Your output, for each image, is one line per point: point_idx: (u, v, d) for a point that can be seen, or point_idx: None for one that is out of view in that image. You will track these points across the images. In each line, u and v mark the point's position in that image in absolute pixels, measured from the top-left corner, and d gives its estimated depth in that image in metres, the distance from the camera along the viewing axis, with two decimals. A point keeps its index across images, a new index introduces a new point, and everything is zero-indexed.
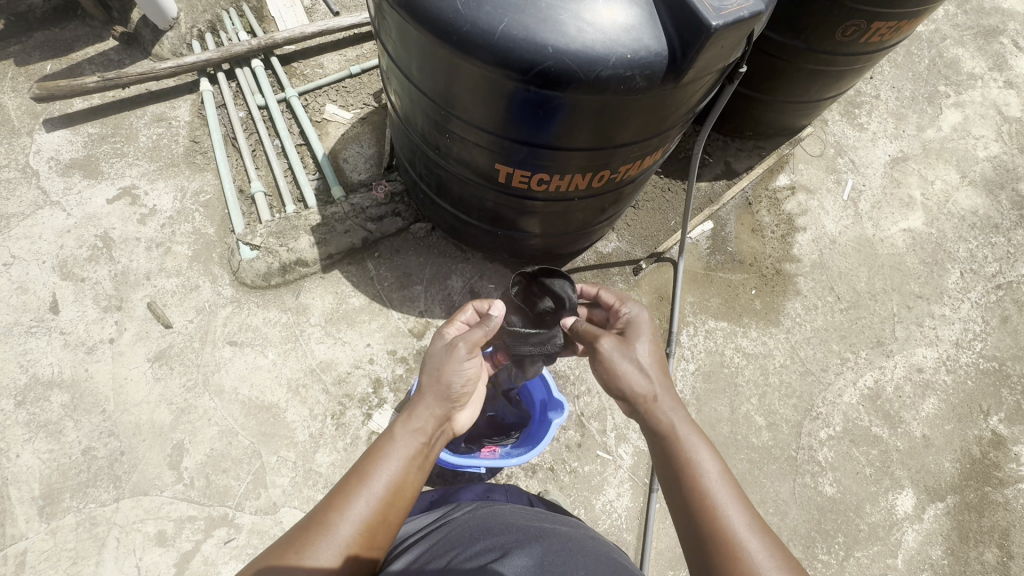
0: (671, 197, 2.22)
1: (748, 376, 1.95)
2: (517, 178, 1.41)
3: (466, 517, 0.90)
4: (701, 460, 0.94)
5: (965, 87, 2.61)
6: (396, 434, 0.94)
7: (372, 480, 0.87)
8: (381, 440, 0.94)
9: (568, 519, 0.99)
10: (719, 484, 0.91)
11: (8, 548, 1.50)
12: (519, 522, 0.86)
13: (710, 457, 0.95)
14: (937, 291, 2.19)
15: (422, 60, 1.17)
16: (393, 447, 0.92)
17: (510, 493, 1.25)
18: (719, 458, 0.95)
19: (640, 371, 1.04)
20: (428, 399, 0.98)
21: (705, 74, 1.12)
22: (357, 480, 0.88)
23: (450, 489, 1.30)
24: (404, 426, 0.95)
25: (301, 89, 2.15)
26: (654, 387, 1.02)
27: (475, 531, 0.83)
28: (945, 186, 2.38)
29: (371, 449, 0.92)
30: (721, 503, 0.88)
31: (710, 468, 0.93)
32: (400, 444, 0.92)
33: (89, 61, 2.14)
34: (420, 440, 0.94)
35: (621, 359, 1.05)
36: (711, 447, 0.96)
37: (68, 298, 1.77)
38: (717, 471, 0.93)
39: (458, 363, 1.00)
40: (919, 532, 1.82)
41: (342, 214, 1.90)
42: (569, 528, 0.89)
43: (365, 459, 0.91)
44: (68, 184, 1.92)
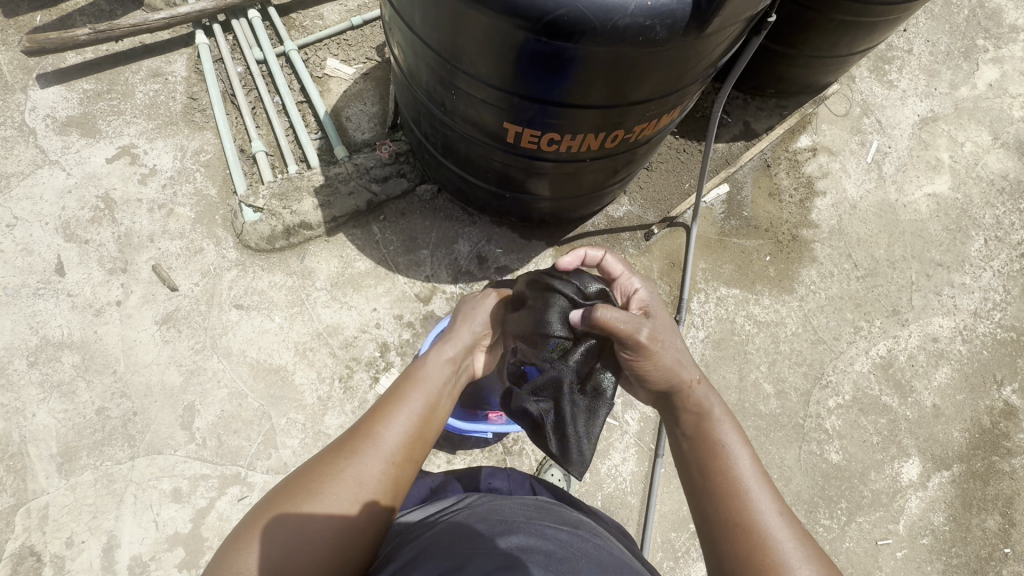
0: (686, 159, 2.13)
1: (758, 344, 1.92)
2: (527, 139, 1.35)
3: (466, 511, 0.86)
4: (751, 487, 0.87)
5: (1005, 41, 2.44)
6: (431, 360, 1.00)
7: (411, 399, 0.92)
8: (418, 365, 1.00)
9: (569, 510, 0.93)
10: (772, 516, 0.84)
11: (30, 502, 1.55)
12: (523, 518, 0.81)
13: (760, 485, 0.88)
14: (959, 259, 2.12)
15: (427, 9, 1.10)
16: (429, 373, 0.97)
17: (513, 477, 1.18)
18: (770, 483, 0.88)
19: (680, 360, 1.01)
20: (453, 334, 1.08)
21: (731, 23, 1.04)
22: (394, 398, 0.92)
23: (451, 473, 1.20)
24: (438, 354, 1.01)
25: (301, 43, 2.05)
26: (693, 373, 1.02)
27: (479, 526, 0.78)
28: (976, 148, 2.27)
29: (405, 376, 0.97)
30: (773, 537, 0.82)
31: (762, 497, 0.86)
32: (437, 367, 0.99)
33: (79, 12, 2.04)
34: (453, 367, 1.01)
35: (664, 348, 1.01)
36: (762, 472, 0.89)
37: (73, 260, 1.76)
38: (768, 501, 0.86)
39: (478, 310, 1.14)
40: (922, 499, 1.83)
41: (345, 174, 1.85)
42: (574, 525, 0.84)
43: (406, 380, 0.96)
44: (66, 143, 1.87)
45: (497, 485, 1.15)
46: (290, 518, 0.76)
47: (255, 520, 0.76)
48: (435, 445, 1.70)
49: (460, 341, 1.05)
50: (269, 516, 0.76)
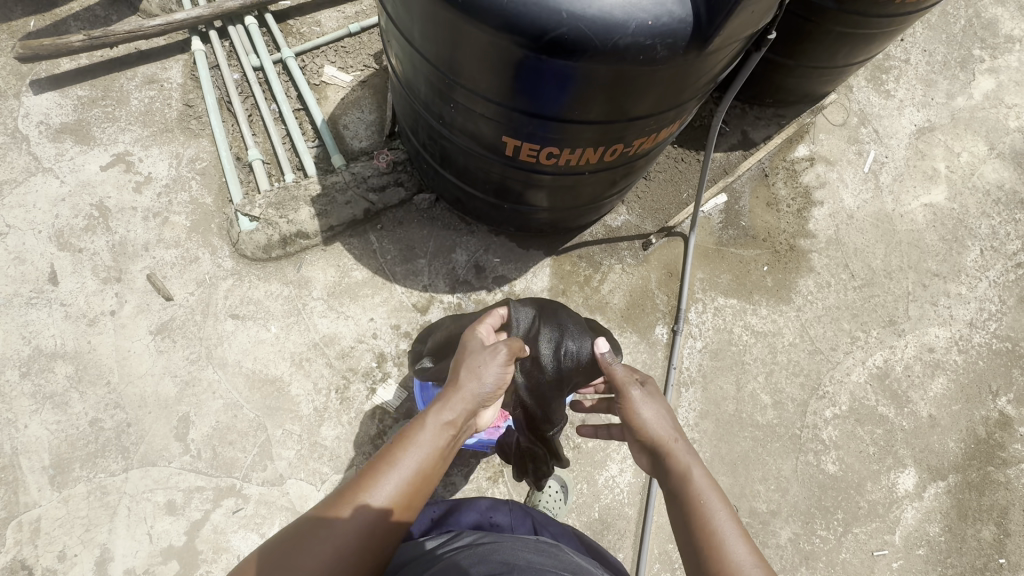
0: (684, 169, 2.13)
1: (755, 354, 1.92)
2: (525, 152, 1.34)
3: (467, 551, 0.84)
4: (730, 540, 0.81)
5: (1001, 51, 2.45)
6: (425, 420, 0.89)
7: (399, 465, 0.84)
8: (409, 428, 0.88)
9: (571, 554, 0.90)
10: (749, 567, 0.77)
11: (22, 515, 1.54)
12: (525, 561, 0.79)
13: (740, 537, 0.81)
14: (954, 269, 2.12)
15: (425, 23, 1.09)
16: (422, 436, 0.87)
17: (514, 512, 1.14)
18: (749, 536, 0.81)
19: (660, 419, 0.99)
20: (462, 396, 0.93)
21: (731, 42, 1.04)
22: (382, 463, 0.84)
23: (454, 503, 1.15)
24: (434, 416, 0.89)
25: (298, 50, 2.04)
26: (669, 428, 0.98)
27: (479, 567, 0.77)
28: (972, 158, 2.28)
29: (396, 436, 0.88)
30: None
31: (741, 552, 0.79)
32: (432, 430, 0.88)
33: (73, 17, 2.03)
34: (449, 431, 0.89)
35: (642, 411, 1.01)
36: (740, 523, 0.83)
37: (66, 269, 1.74)
38: (746, 553, 0.79)
39: (498, 371, 0.98)
40: (918, 509, 1.84)
41: (342, 184, 1.84)
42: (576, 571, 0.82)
43: (397, 444, 0.86)
44: (60, 150, 1.85)
45: (499, 519, 1.11)
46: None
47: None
48: None
49: (461, 404, 0.92)
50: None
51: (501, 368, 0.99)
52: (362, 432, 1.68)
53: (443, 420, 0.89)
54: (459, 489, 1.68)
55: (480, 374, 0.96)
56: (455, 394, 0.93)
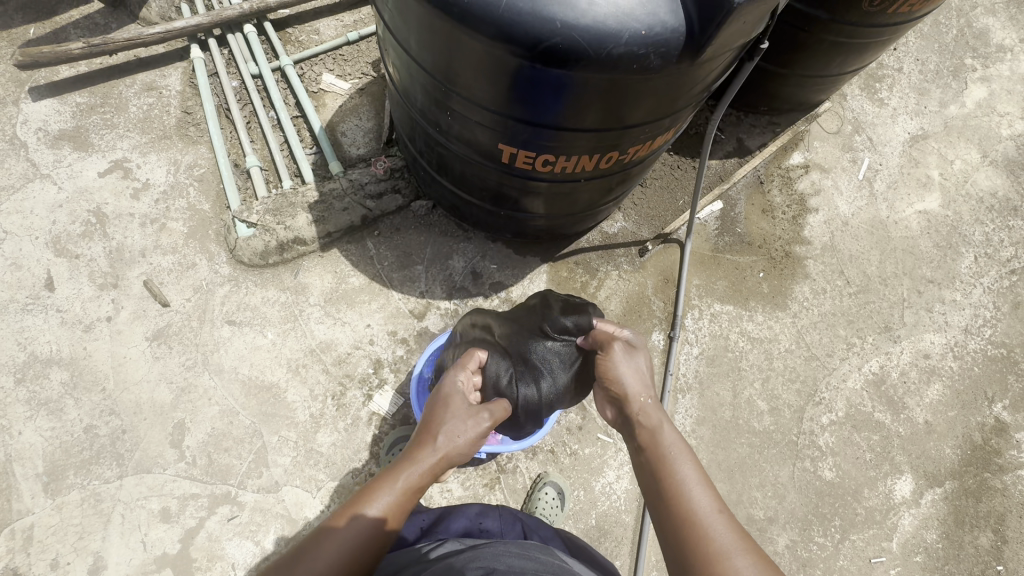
0: (680, 176, 2.15)
1: (752, 361, 1.93)
2: (521, 159, 1.35)
3: (451, 558, 0.84)
4: (691, 488, 0.85)
5: (993, 60, 2.48)
6: (393, 479, 0.89)
7: (360, 522, 0.83)
8: (375, 484, 0.89)
9: (559, 557, 0.90)
10: (711, 511, 0.82)
11: (14, 523, 1.53)
12: (506, 564, 0.80)
13: (702, 486, 0.86)
14: (949, 276, 2.14)
15: (422, 33, 1.10)
16: (385, 497, 0.87)
17: (504, 517, 1.14)
18: (711, 484, 0.86)
19: (637, 378, 1.05)
20: (434, 459, 0.93)
21: (724, 51, 1.05)
22: (344, 518, 0.83)
23: (443, 511, 1.16)
24: (403, 475, 0.90)
25: (296, 57, 2.05)
26: (645, 391, 1.04)
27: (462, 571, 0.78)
28: (965, 166, 2.30)
29: (362, 490, 0.88)
30: (714, 532, 0.79)
31: (704, 497, 0.84)
32: (398, 491, 0.88)
33: (73, 25, 2.04)
34: (413, 496, 0.90)
35: (621, 362, 1.08)
36: (703, 473, 0.88)
37: (62, 275, 1.74)
38: (708, 498, 0.84)
39: (472, 438, 0.98)
40: (915, 516, 1.83)
41: (339, 190, 1.84)
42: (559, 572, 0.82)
43: (360, 499, 0.86)
44: (58, 157, 1.86)
45: (489, 525, 1.11)
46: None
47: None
48: None
49: (430, 467, 0.92)
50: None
51: (477, 437, 0.99)
52: (358, 439, 1.67)
53: (410, 481, 0.90)
54: (455, 496, 1.67)
55: (453, 439, 0.96)
56: (427, 455, 0.93)
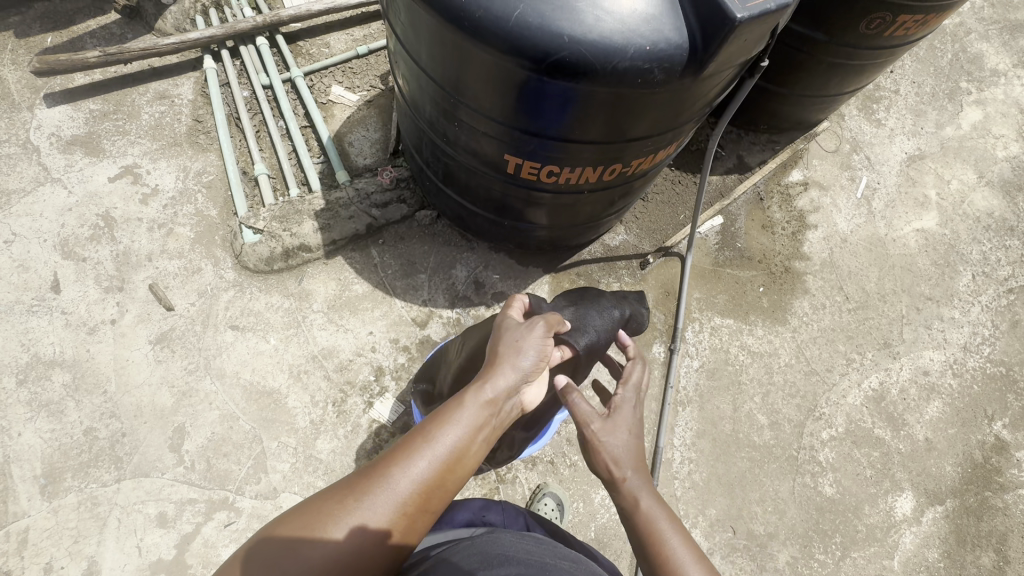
0: (681, 191, 2.18)
1: (752, 374, 1.93)
2: (526, 170, 1.38)
3: (463, 543, 0.84)
4: (682, 562, 0.83)
5: (988, 84, 2.54)
6: (465, 399, 0.87)
7: (436, 442, 0.82)
8: (449, 403, 0.88)
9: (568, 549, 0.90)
10: None
11: (10, 525, 1.52)
12: (523, 553, 0.80)
13: (692, 560, 0.84)
14: (947, 293, 2.15)
15: (432, 45, 1.13)
16: (461, 414, 0.85)
17: (507, 512, 1.14)
18: (700, 553, 0.85)
19: (622, 456, 0.92)
20: (503, 372, 0.92)
21: (726, 68, 1.08)
22: (419, 438, 0.82)
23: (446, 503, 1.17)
24: (474, 394, 0.88)
25: (307, 70, 2.10)
26: (630, 466, 0.91)
27: (471, 560, 0.76)
28: (961, 186, 2.33)
29: (433, 413, 0.86)
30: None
31: (692, 568, 0.82)
32: (472, 408, 0.86)
33: (90, 34, 2.09)
34: (489, 410, 0.88)
35: (605, 445, 0.93)
36: (693, 544, 0.86)
37: (69, 278, 1.76)
38: (697, 569, 0.82)
39: (536, 347, 0.98)
40: (916, 534, 1.82)
41: (346, 199, 1.87)
42: (572, 561, 0.83)
43: (435, 418, 0.85)
44: (70, 161, 1.89)
45: (492, 518, 1.11)
46: (293, 556, 0.69)
47: (259, 550, 0.71)
48: None
49: (502, 380, 0.91)
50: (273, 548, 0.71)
51: (539, 340, 0.99)
52: (358, 446, 1.67)
53: (483, 400, 0.87)
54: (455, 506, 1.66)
55: (521, 347, 0.97)
56: (497, 368, 0.92)
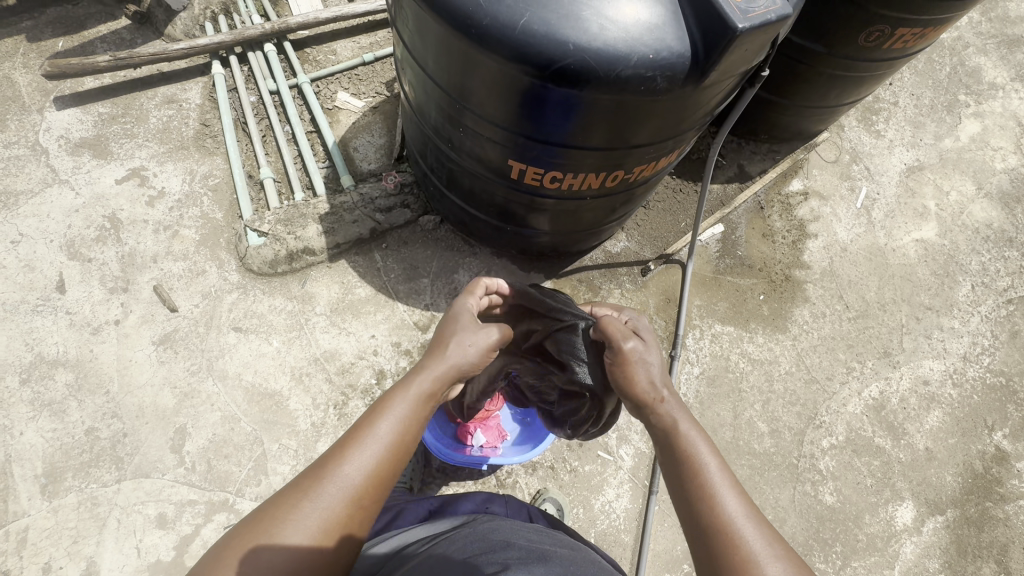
0: (682, 199, 2.20)
1: (752, 382, 1.94)
2: (529, 176, 1.39)
3: (466, 530, 0.87)
4: (720, 489, 0.84)
5: (986, 97, 2.57)
6: (403, 391, 0.92)
7: (375, 432, 0.85)
8: (388, 394, 0.92)
9: (568, 539, 0.93)
10: (742, 516, 0.81)
11: (9, 524, 1.52)
12: (523, 539, 0.82)
13: (728, 487, 0.85)
14: (947, 303, 2.16)
15: (439, 51, 1.15)
16: (398, 403, 0.90)
17: (510, 504, 1.19)
18: (739, 486, 0.85)
19: (655, 375, 1.03)
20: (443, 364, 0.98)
21: (727, 77, 1.10)
22: (358, 433, 0.85)
23: (450, 498, 1.22)
24: (412, 385, 0.93)
25: (313, 76, 2.13)
26: (663, 389, 1.00)
27: (474, 545, 0.79)
28: (960, 198, 2.35)
29: (373, 404, 0.90)
30: (744, 537, 0.78)
31: (731, 500, 0.83)
32: (408, 399, 0.91)
33: (101, 39, 2.12)
34: (426, 402, 0.93)
35: (643, 361, 1.04)
36: (729, 474, 0.87)
37: (75, 278, 1.77)
38: (736, 501, 0.83)
39: (479, 348, 1.03)
40: (917, 544, 1.81)
41: (350, 204, 1.89)
42: (571, 549, 0.85)
43: (375, 410, 0.89)
44: (78, 163, 1.91)
45: (495, 510, 1.16)
46: (248, 562, 0.71)
47: (214, 559, 0.72)
48: (427, 476, 1.68)
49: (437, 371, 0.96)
50: (227, 558, 0.71)
51: (482, 340, 1.03)
52: None
53: (419, 395, 0.92)
54: None
55: (462, 348, 1.01)
56: (433, 366, 0.97)
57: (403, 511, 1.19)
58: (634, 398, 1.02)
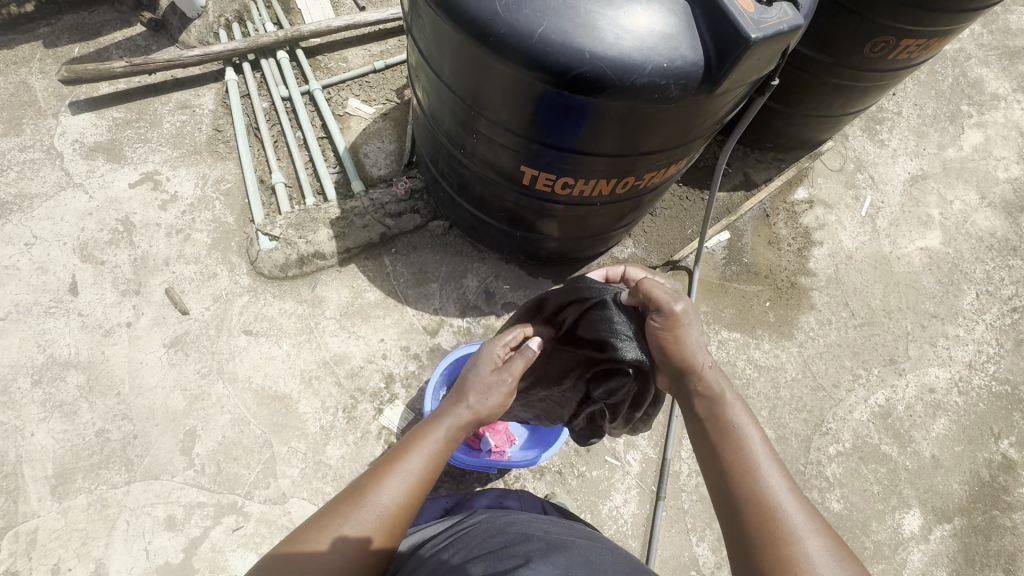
0: (689, 206, 2.22)
1: (759, 389, 1.95)
2: (541, 181, 1.41)
3: (482, 525, 0.88)
4: (762, 462, 0.86)
5: (988, 108, 2.59)
6: (430, 430, 0.92)
7: (405, 466, 0.87)
8: (418, 430, 0.93)
9: (586, 527, 0.93)
10: (781, 488, 0.83)
11: (19, 525, 1.52)
12: (540, 530, 0.83)
13: (769, 461, 0.86)
14: (952, 311, 2.17)
15: (455, 59, 1.17)
16: (425, 442, 0.90)
17: (524, 498, 1.20)
18: (781, 461, 0.86)
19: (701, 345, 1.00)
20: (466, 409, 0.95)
21: (738, 86, 1.13)
22: (389, 465, 0.87)
23: (464, 495, 1.25)
24: (439, 424, 0.93)
25: (325, 83, 2.16)
26: (708, 358, 0.99)
27: (492, 539, 0.80)
28: (964, 207, 2.37)
29: (402, 439, 0.91)
30: (785, 513, 0.80)
31: (773, 476, 0.84)
32: (435, 437, 0.91)
33: (116, 45, 2.15)
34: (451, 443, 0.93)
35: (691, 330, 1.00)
36: (769, 448, 0.88)
37: (87, 281, 1.79)
38: (778, 476, 0.84)
39: (497, 395, 0.97)
40: (924, 552, 1.81)
41: (361, 209, 1.91)
42: (590, 537, 0.85)
43: (405, 444, 0.90)
44: (92, 167, 1.93)
45: (510, 505, 1.17)
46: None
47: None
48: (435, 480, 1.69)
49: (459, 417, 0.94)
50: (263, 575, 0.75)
51: (498, 388, 0.97)
52: (367, 452, 1.68)
53: (446, 437, 0.92)
54: None
55: (482, 395, 0.96)
56: (458, 412, 0.94)
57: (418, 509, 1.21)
58: (677, 365, 0.99)
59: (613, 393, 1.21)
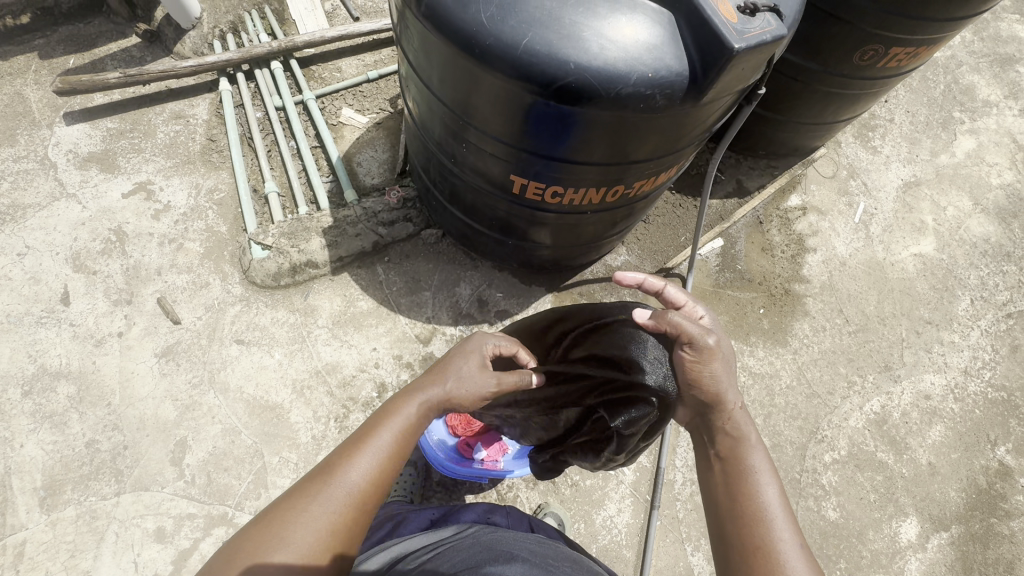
0: (682, 213, 2.22)
1: (753, 396, 1.94)
2: (531, 190, 1.41)
3: (467, 542, 0.86)
4: (773, 513, 0.84)
5: (980, 114, 2.60)
6: (404, 406, 0.93)
7: (377, 440, 0.87)
8: (390, 407, 0.93)
9: (572, 551, 0.91)
10: (790, 542, 0.80)
11: (7, 538, 1.51)
12: (524, 551, 0.81)
13: (783, 515, 0.84)
14: (946, 317, 2.17)
15: (444, 69, 1.18)
16: (398, 417, 0.91)
17: (511, 515, 1.18)
18: (795, 518, 0.83)
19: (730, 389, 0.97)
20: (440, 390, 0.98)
21: (724, 95, 1.13)
22: (360, 441, 0.87)
23: (451, 508, 1.24)
24: (411, 401, 0.94)
25: (319, 93, 2.17)
26: (737, 401, 0.97)
27: (476, 557, 0.79)
28: (957, 213, 2.37)
29: (375, 416, 0.92)
30: (789, 567, 0.77)
31: (785, 529, 0.82)
32: (407, 414, 0.92)
33: (111, 56, 2.17)
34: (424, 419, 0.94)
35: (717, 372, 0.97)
36: (787, 504, 0.85)
37: (79, 291, 1.78)
38: (790, 531, 0.81)
39: (475, 381, 1.01)
40: (921, 561, 1.79)
41: (354, 217, 1.91)
42: (575, 562, 0.83)
43: (377, 420, 0.91)
44: (85, 177, 1.94)
45: (497, 520, 1.16)
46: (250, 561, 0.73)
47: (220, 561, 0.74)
48: (427, 490, 1.68)
49: (432, 396, 0.96)
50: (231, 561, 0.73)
51: (478, 375, 1.02)
52: None
53: (418, 413, 0.93)
54: None
55: (461, 379, 1.00)
56: (431, 389, 0.97)
57: (405, 521, 1.20)
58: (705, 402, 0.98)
59: (630, 423, 1.13)
